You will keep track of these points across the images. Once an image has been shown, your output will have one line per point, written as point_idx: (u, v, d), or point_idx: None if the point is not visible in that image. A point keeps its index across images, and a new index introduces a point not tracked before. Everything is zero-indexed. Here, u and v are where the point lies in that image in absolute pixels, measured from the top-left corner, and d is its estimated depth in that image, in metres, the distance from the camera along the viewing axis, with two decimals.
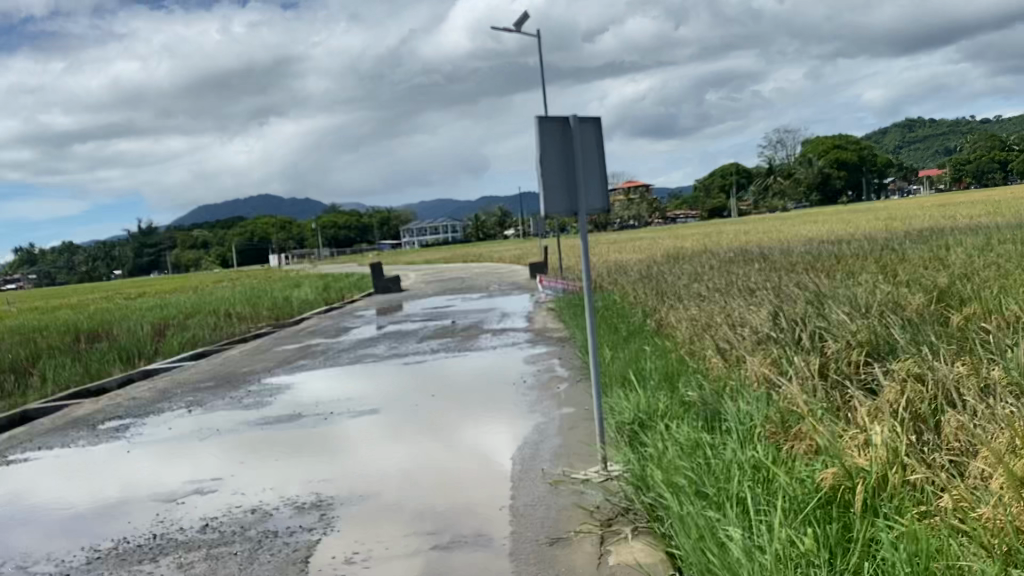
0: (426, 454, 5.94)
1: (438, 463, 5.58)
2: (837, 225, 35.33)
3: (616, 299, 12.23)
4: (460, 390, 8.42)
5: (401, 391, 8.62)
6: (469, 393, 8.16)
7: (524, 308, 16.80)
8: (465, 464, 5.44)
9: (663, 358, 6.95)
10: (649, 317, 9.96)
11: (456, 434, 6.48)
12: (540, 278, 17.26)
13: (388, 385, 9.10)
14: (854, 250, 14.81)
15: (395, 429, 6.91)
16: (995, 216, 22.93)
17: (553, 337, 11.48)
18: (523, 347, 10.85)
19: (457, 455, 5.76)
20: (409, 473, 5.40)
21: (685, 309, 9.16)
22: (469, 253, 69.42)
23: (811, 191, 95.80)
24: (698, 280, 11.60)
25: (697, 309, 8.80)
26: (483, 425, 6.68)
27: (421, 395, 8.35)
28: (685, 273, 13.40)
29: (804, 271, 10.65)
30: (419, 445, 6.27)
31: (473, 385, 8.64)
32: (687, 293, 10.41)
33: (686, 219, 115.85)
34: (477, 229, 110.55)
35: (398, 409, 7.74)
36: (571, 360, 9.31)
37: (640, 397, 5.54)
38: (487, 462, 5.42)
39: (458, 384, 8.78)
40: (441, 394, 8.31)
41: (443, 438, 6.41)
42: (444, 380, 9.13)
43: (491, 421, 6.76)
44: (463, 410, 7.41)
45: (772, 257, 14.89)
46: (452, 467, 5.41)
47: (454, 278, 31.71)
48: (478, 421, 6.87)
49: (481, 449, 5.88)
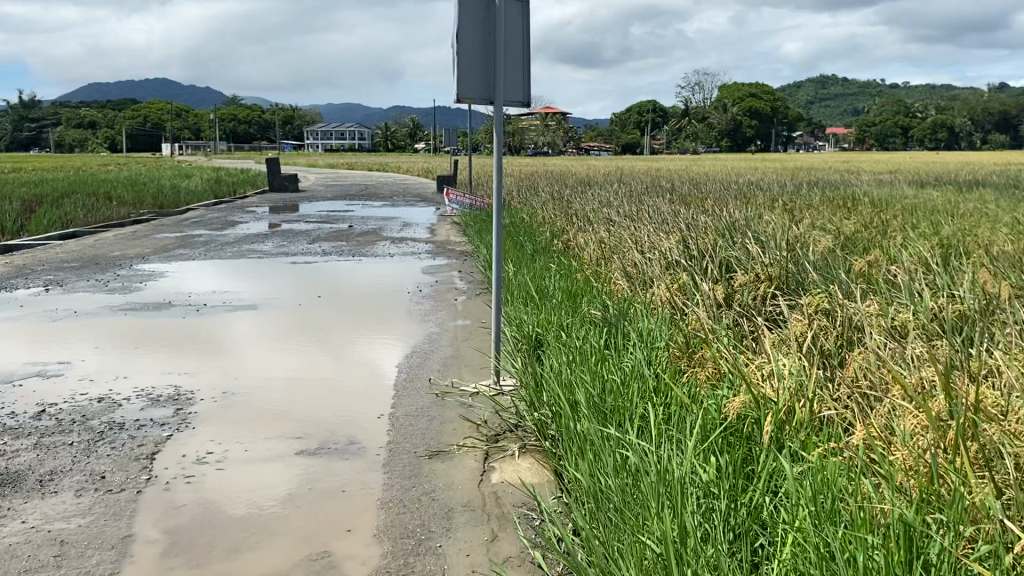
0: (305, 359, 5.51)
1: (317, 370, 5.17)
2: (742, 170, 35.93)
3: (523, 219, 11.89)
4: (350, 295, 7.96)
5: (288, 291, 8.11)
6: (360, 300, 7.71)
7: (426, 220, 16.27)
8: (346, 370, 5.05)
9: (567, 277, 6.67)
10: (554, 237, 9.66)
11: (340, 342, 6.06)
12: (447, 190, 16.74)
13: (273, 283, 8.54)
14: (761, 192, 14.85)
15: (276, 330, 6.44)
16: (893, 176, 23.58)
17: (454, 250, 11.08)
18: (422, 257, 10.42)
19: (337, 360, 5.36)
20: (283, 375, 4.96)
21: (592, 232, 8.89)
22: (377, 162, 67.67)
23: (721, 136, 97.29)
24: (607, 206, 11.35)
25: (605, 233, 8.53)
26: (370, 333, 6.29)
27: (307, 296, 7.85)
28: (595, 198, 13.15)
29: (713, 206, 10.51)
30: (299, 349, 5.84)
31: (364, 292, 8.19)
32: (595, 217, 10.14)
33: (599, 151, 116.07)
34: (387, 139, 107.91)
35: (282, 309, 7.24)
36: (471, 273, 8.95)
37: (540, 313, 5.23)
38: (369, 368, 5.04)
39: (349, 290, 8.31)
40: (329, 298, 7.84)
41: (326, 343, 5.98)
42: (334, 284, 8.63)
43: (380, 331, 6.36)
44: (351, 317, 6.98)
45: (682, 191, 14.79)
46: (332, 373, 5.00)
47: (357, 186, 30.70)
48: (366, 330, 6.46)
49: (366, 359, 5.49)
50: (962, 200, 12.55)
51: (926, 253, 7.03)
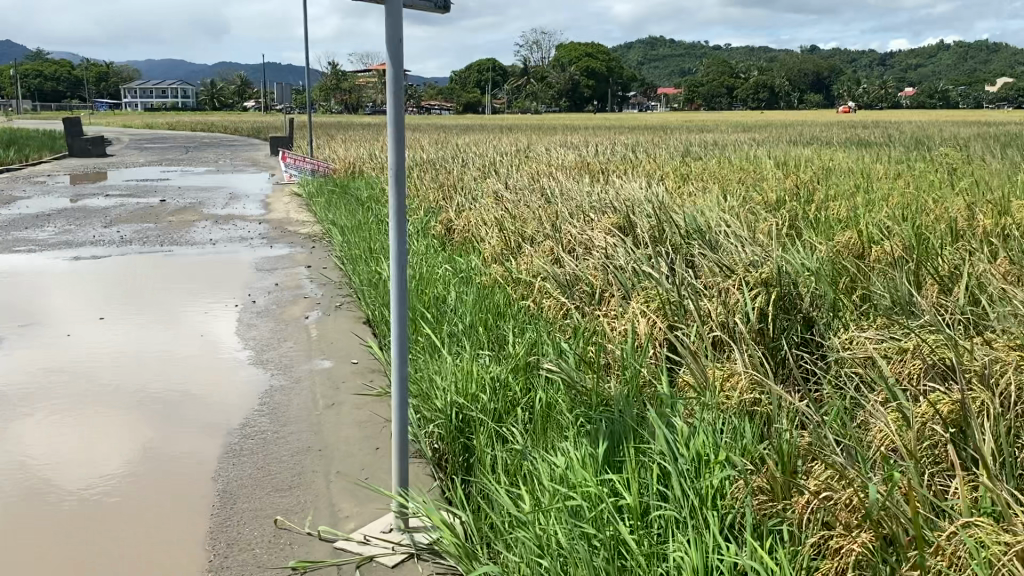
0: (61, 443, 3.32)
1: (79, 466, 3.05)
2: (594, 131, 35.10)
3: (386, 194, 9.65)
4: (151, 307, 5.65)
5: (56, 309, 5.66)
6: (167, 313, 5.45)
7: (260, 190, 13.75)
8: (127, 474, 2.96)
9: (474, 286, 4.75)
10: (430, 218, 7.66)
11: (124, 396, 3.84)
12: (284, 154, 14.07)
13: (35, 296, 6.05)
14: (646, 155, 13.38)
15: (16, 386, 4.06)
16: (753, 134, 22.94)
17: (299, 234, 8.72)
18: (257, 245, 8.02)
19: (113, 447, 3.24)
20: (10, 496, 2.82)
21: (487, 211, 6.86)
22: (204, 120, 62.25)
23: (561, 96, 97.22)
24: (487, 175, 9.44)
25: (503, 216, 6.54)
26: (172, 382, 4.03)
27: (82, 316, 5.47)
28: (466, 164, 11.05)
29: (614, 176, 8.85)
30: (52, 419, 3.58)
31: (169, 300, 5.86)
32: (479, 191, 8.22)
33: (439, 109, 113.47)
34: (213, 97, 100.68)
35: (38, 343, 4.82)
36: (325, 267, 6.83)
37: (461, 367, 3.32)
38: (171, 470, 2.98)
39: (148, 296, 5.97)
40: (121, 313, 5.53)
41: (98, 405, 3.73)
42: (127, 290, 6.22)
43: (190, 374, 4.14)
44: (147, 345, 4.71)
45: (561, 154, 13.06)
46: (103, 484, 2.90)
47: (179, 147, 27.12)
48: (168, 370, 4.20)
49: (167, 432, 3.36)
50: (866, 162, 11.46)
51: (911, 240, 5.61)
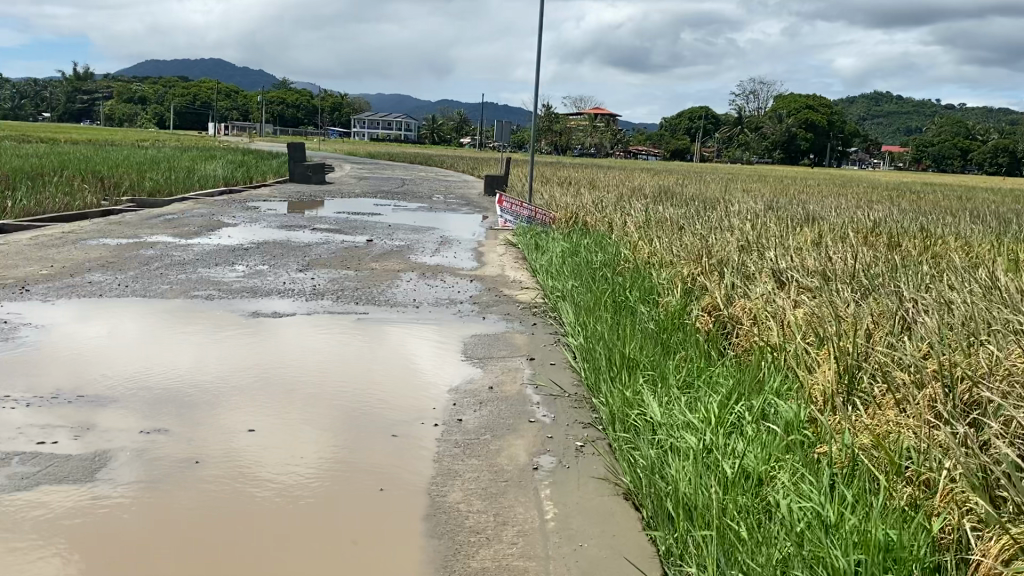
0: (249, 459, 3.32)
1: (265, 482, 3.12)
2: (825, 185, 31.86)
3: (623, 260, 7.85)
4: (315, 407, 4.03)
5: (198, 392, 4.17)
6: (335, 423, 3.82)
7: (470, 235, 12.51)
8: (295, 506, 2.93)
9: (829, 479, 2.86)
10: (693, 303, 5.83)
11: (292, 449, 3.45)
12: (500, 197, 12.67)
13: (182, 369, 4.62)
14: (935, 226, 10.80)
15: (88, 560, 2.51)
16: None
17: (516, 301, 7.07)
18: (466, 317, 6.43)
19: (302, 475, 3.20)
20: (192, 491, 3.00)
21: (787, 314, 4.87)
22: (422, 152, 64.04)
23: (776, 148, 92.65)
24: (753, 243, 7.46)
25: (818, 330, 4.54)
26: (326, 470, 3.26)
27: (223, 409, 3.93)
28: (719, 224, 9.04)
29: (931, 265, 6.62)
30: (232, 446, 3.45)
31: (342, 397, 4.25)
32: (751, 271, 6.30)
33: (649, 155, 111.88)
34: (432, 131, 104.89)
35: (149, 460, 3.28)
36: (553, 358, 5.18)
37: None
38: (334, 517, 2.86)
39: (315, 387, 4.40)
40: (275, 410, 3.96)
41: (265, 467, 3.26)
42: (292, 372, 4.65)
43: (359, 467, 3.31)
44: (292, 494, 3.03)
45: (826, 219, 10.78)
46: (224, 518, 2.81)
47: (394, 179, 27.00)
48: (325, 464, 3.32)
49: (346, 474, 3.23)
50: None
51: None
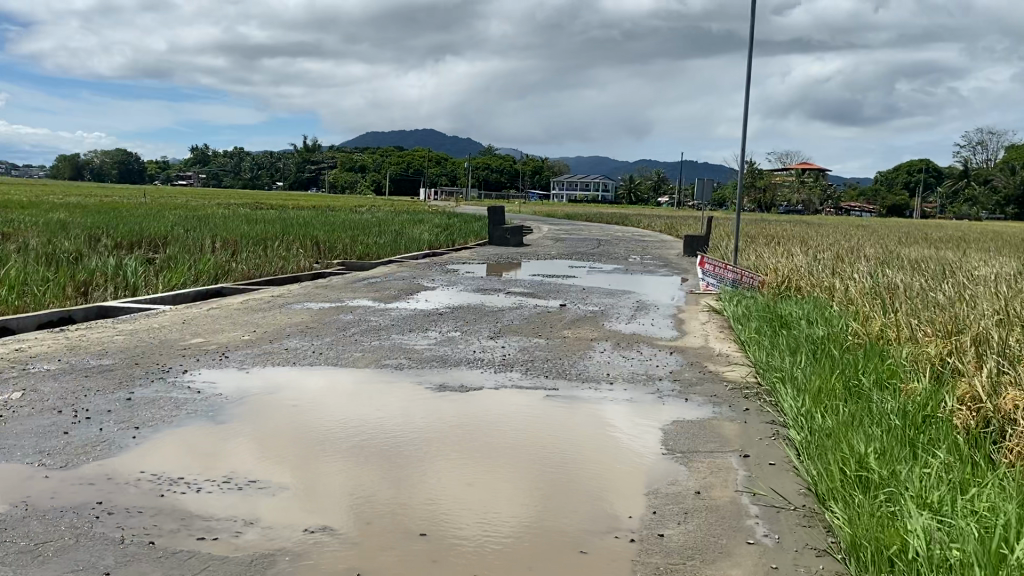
0: (454, 502, 3.60)
1: (468, 521, 3.39)
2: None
3: (849, 334, 6.88)
4: (492, 509, 3.52)
5: (371, 480, 3.82)
6: (525, 508, 3.58)
7: (669, 300, 11.81)
8: (487, 547, 3.16)
9: None
10: (945, 392, 4.86)
11: (493, 499, 3.65)
12: (702, 260, 11.91)
13: (368, 443, 4.43)
14: None
15: None
16: None
17: (723, 380, 6.31)
18: (666, 397, 5.75)
19: (501, 519, 3.43)
20: (402, 519, 3.36)
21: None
22: (620, 213, 63.93)
23: (1008, 202, 84.31)
24: (1011, 314, 6.28)
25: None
26: (521, 520, 3.42)
27: (393, 506, 3.51)
28: (964, 292, 7.81)
29: None
30: (442, 487, 3.77)
31: (524, 496, 3.72)
32: (1018, 353, 5.21)
33: (861, 212, 105.47)
34: (630, 191, 104.91)
35: (312, 569, 2.91)
36: (772, 454, 4.42)
37: None
38: (523, 563, 3.03)
39: (495, 481, 3.91)
40: (462, 492, 3.73)
41: (469, 509, 3.52)
42: (470, 461, 4.18)
43: (553, 519, 3.45)
44: (484, 542, 3.21)
45: None
46: (425, 551, 3.09)
47: (591, 240, 26.75)
48: (521, 516, 3.48)
49: (539, 527, 3.37)
50: None
51: None
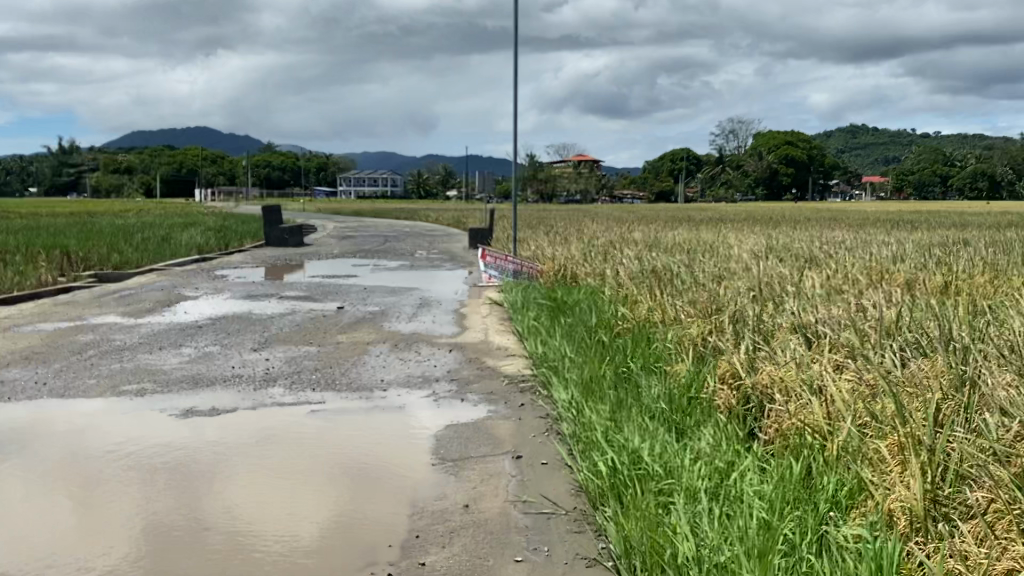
0: (258, 511, 3.51)
1: (271, 530, 3.32)
2: (811, 219, 31.42)
3: (620, 319, 6.91)
4: (296, 522, 3.38)
5: (165, 499, 3.63)
6: (331, 509, 3.54)
7: (451, 294, 11.59)
8: (294, 553, 3.12)
9: None
10: (708, 371, 4.92)
11: (297, 504, 3.59)
12: (483, 251, 11.80)
13: (161, 460, 4.19)
14: (951, 257, 9.91)
15: None
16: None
17: (501, 375, 6.08)
18: (441, 399, 5.42)
19: (308, 522, 3.39)
20: (203, 537, 3.24)
21: (829, 387, 3.98)
22: (408, 209, 63.57)
23: (759, 184, 92.73)
24: (763, 289, 6.57)
25: (878, 412, 3.65)
26: (328, 521, 3.39)
27: (191, 531, 3.30)
28: (723, 271, 8.15)
29: (968, 309, 5.75)
30: (246, 497, 3.66)
31: (328, 504, 3.59)
32: (771, 328, 5.40)
33: (635, 198, 111.95)
34: (418, 185, 104.85)
35: None
36: (545, 453, 4.23)
37: None
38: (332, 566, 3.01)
39: (303, 486, 3.83)
40: (265, 501, 3.62)
41: (274, 516, 3.45)
42: (265, 475, 3.97)
43: (361, 517, 3.45)
44: (292, 547, 3.16)
45: (833, 256, 9.91)
46: (229, 566, 3.00)
47: (376, 236, 26.17)
48: (327, 517, 3.44)
49: (346, 527, 3.35)
50: None
51: None
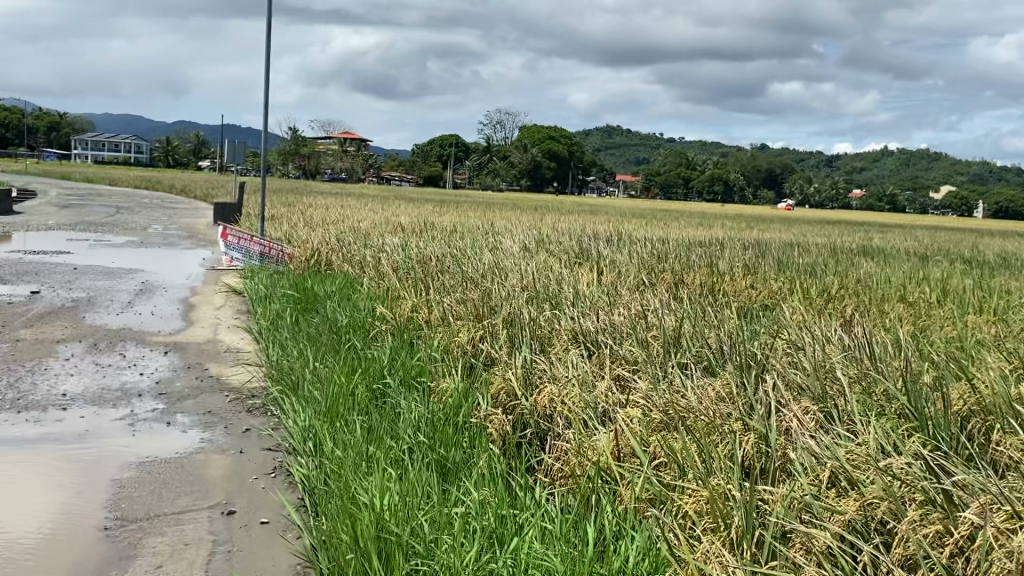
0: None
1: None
2: (565, 211, 32.28)
3: (377, 319, 5.98)
4: (21, 519, 3.00)
5: None
6: (61, 504, 3.17)
7: (182, 279, 10.03)
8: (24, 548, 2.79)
9: None
10: (476, 390, 4.17)
11: (23, 499, 3.20)
12: (223, 231, 10.36)
13: None
14: (707, 257, 10.00)
15: None
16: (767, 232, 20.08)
17: (226, 389, 4.92)
18: (139, 424, 4.18)
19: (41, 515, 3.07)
20: None
21: (618, 417, 3.35)
22: (151, 178, 58.17)
23: (520, 175, 95.31)
24: (535, 290, 5.97)
25: (678, 452, 3.07)
26: (59, 516, 3.06)
27: None
28: (492, 266, 7.45)
29: (741, 317, 5.50)
30: None
31: (56, 500, 3.21)
32: (546, 336, 4.77)
33: (400, 181, 111.08)
34: (166, 153, 96.95)
35: None
36: (269, 503, 3.26)
37: None
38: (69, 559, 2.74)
39: (26, 480, 3.39)
40: None
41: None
42: None
43: (98, 509, 3.13)
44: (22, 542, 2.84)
45: (598, 253, 9.63)
46: None
47: (105, 207, 23.15)
48: (59, 513, 3.09)
49: (80, 522, 3.02)
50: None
51: None
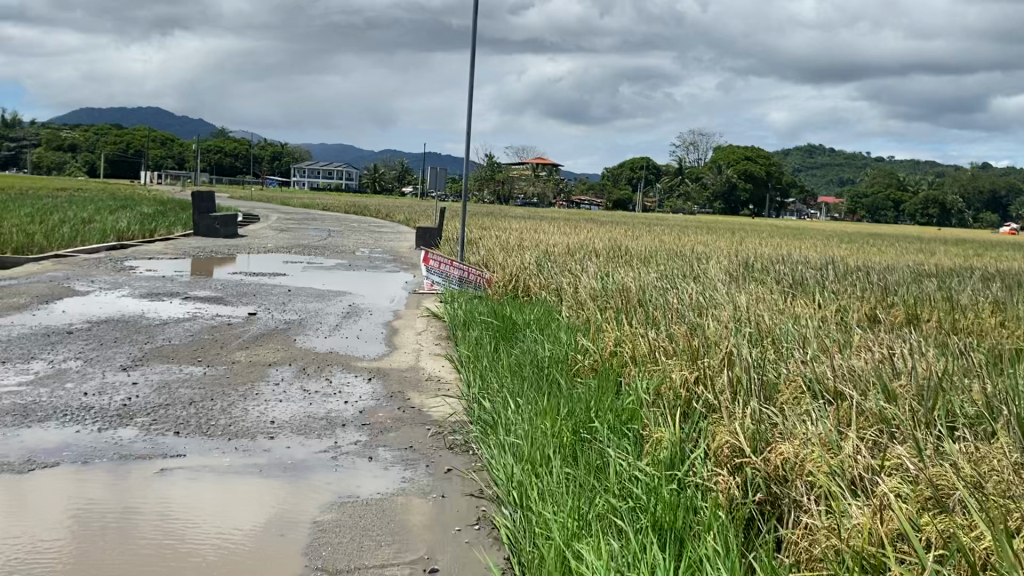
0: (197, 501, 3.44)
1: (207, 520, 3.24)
2: (766, 235, 30.80)
3: (581, 352, 5.68)
4: (232, 517, 3.29)
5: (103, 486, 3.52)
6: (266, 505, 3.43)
7: (386, 302, 10.23)
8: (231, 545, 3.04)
9: None
10: (696, 444, 3.76)
11: (235, 497, 3.49)
12: (425, 255, 10.49)
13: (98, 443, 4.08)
14: (943, 289, 8.90)
15: None
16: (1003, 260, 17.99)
17: (427, 422, 4.76)
18: (342, 458, 4.07)
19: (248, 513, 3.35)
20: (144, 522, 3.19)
21: (877, 491, 2.83)
22: (359, 203, 61.85)
23: (714, 197, 92.86)
24: (753, 327, 5.44)
25: (969, 546, 2.49)
26: (265, 516, 3.32)
27: (122, 521, 3.20)
28: (702, 297, 6.95)
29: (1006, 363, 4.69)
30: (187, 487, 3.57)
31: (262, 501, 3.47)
32: (773, 383, 4.26)
33: (590, 205, 111.62)
34: (372, 179, 103.04)
35: None
36: (475, 558, 3.02)
37: None
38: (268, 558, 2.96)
39: (240, 479, 3.70)
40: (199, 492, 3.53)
41: (212, 508, 3.37)
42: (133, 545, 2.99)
43: (297, 514, 3.36)
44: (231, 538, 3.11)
45: (816, 283, 8.83)
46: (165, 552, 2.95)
47: (318, 230, 24.63)
48: (264, 513, 3.35)
49: (281, 525, 3.25)
50: None
51: None
